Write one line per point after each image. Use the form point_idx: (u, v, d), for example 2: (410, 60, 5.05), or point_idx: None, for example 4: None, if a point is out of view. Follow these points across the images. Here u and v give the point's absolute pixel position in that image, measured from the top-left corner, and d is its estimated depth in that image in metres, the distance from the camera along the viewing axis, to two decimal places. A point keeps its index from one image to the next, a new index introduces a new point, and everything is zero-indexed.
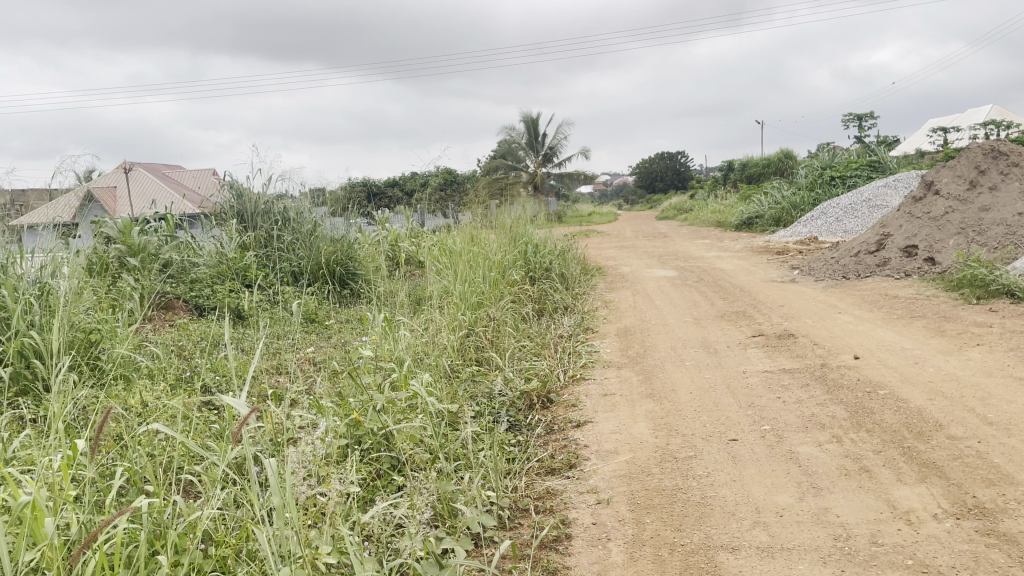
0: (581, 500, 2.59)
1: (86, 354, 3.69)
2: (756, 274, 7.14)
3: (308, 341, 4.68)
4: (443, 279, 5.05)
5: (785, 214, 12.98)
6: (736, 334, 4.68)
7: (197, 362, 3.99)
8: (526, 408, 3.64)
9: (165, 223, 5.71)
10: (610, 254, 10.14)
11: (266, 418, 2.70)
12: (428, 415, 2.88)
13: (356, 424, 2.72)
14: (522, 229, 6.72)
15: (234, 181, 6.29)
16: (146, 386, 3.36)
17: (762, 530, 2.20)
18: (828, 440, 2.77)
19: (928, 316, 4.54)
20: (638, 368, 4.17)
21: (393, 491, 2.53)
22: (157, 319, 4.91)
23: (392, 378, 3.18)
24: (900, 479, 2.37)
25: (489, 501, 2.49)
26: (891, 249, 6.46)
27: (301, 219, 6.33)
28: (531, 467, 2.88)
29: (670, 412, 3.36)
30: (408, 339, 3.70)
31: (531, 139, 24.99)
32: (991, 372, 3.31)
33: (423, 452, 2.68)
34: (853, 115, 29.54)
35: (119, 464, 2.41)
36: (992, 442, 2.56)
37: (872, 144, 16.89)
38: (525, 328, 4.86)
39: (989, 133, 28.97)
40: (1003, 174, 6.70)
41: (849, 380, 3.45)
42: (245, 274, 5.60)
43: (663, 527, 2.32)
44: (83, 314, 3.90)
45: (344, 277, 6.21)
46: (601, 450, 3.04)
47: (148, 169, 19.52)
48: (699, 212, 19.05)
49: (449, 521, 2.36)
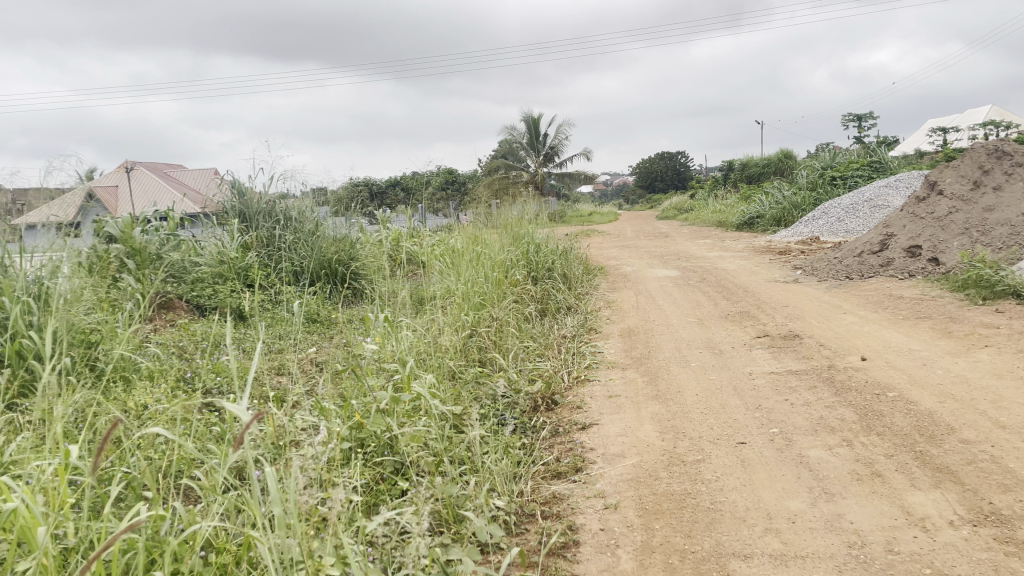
0: (588, 505, 2.55)
1: (86, 355, 3.65)
2: (759, 274, 7.11)
3: (309, 341, 4.65)
4: (445, 280, 5.01)
5: (786, 213, 12.96)
6: (741, 334, 4.65)
7: (197, 363, 3.95)
8: (531, 410, 3.60)
9: (165, 223, 5.68)
10: (612, 253, 10.10)
11: (268, 421, 2.66)
12: (432, 418, 2.83)
13: (359, 427, 2.67)
14: (525, 228, 6.68)
15: (234, 180, 6.24)
16: (146, 388, 3.31)
17: (774, 538, 2.16)
18: (838, 444, 2.73)
19: (935, 317, 4.50)
20: (643, 369, 4.14)
21: (397, 495, 2.48)
22: (158, 320, 4.85)
23: (395, 379, 3.13)
24: (913, 485, 2.34)
25: (495, 507, 2.45)
26: (894, 250, 6.43)
27: (303, 219, 6.30)
28: (537, 471, 2.85)
29: (677, 414, 3.32)
30: (412, 339, 3.66)
31: (532, 139, 24.97)
32: (1002, 374, 3.27)
33: (428, 455, 2.63)
34: (854, 116, 29.54)
35: (118, 469, 2.37)
36: (1007, 446, 2.52)
37: (872, 144, 16.86)
38: (528, 329, 4.82)
39: (990, 133, 28.94)
40: (1008, 173, 6.66)
41: (857, 382, 3.41)
42: (246, 274, 5.56)
43: (673, 533, 2.28)
44: (82, 314, 3.86)
45: (346, 277, 6.17)
46: (608, 453, 3.00)
47: (149, 168, 19.52)
48: (699, 212, 19.05)
49: (454, 527, 2.31)
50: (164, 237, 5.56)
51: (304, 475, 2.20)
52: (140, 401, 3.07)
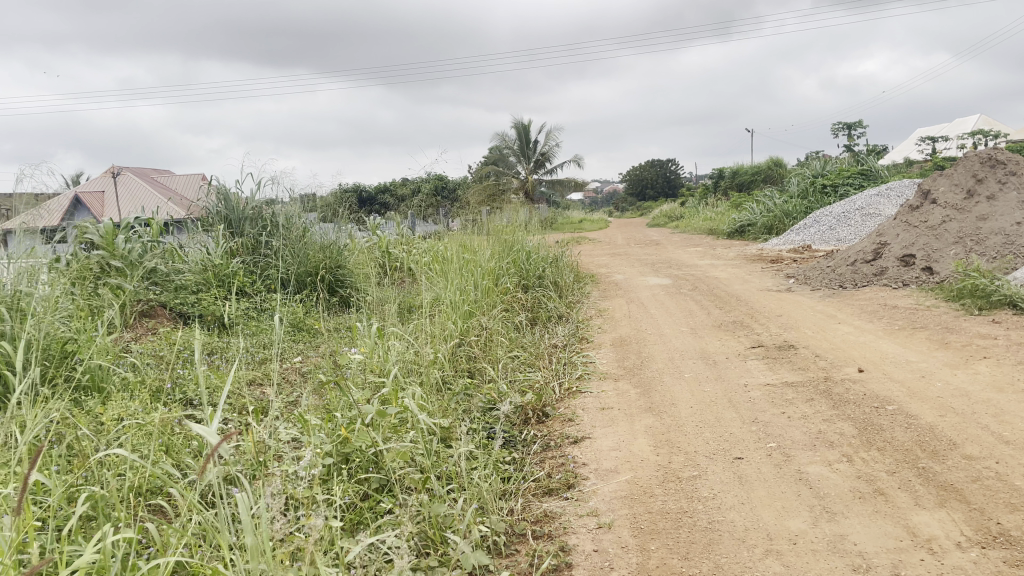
0: (581, 524, 2.45)
1: (60, 363, 3.50)
2: (751, 282, 7.06)
3: (295, 350, 4.56)
4: (434, 288, 4.90)
5: (778, 221, 12.95)
6: (735, 345, 4.58)
7: (177, 373, 3.83)
8: (521, 423, 3.50)
9: (149, 229, 5.57)
10: (602, 260, 10.06)
11: (248, 436, 2.57)
12: (419, 432, 2.72)
13: (344, 442, 2.56)
14: (516, 236, 6.60)
15: (221, 186, 6.13)
16: (124, 399, 3.20)
17: (776, 560, 2.07)
18: (838, 459, 2.65)
19: (931, 328, 4.45)
20: (636, 380, 4.04)
21: (381, 516, 2.37)
22: (138, 328, 4.69)
23: (382, 391, 3.01)
24: (917, 504, 2.26)
25: (483, 526, 2.34)
26: (888, 259, 6.40)
27: (289, 224, 6.19)
28: (527, 488, 2.74)
29: (672, 428, 3.23)
30: (398, 349, 3.57)
31: (523, 146, 24.80)
32: (1003, 387, 3.21)
33: (415, 472, 2.51)
34: (842, 124, 29.77)
35: (87, 489, 2.25)
36: (1011, 462, 2.45)
37: (862, 152, 16.91)
38: (519, 338, 4.74)
39: (978, 142, 29.19)
40: (1002, 182, 6.66)
41: (855, 395, 3.33)
42: (231, 281, 5.44)
43: (669, 554, 2.18)
44: (59, 322, 3.74)
45: (333, 285, 6.07)
46: (601, 469, 2.90)
47: (134, 172, 19.26)
48: (691, 219, 19.08)
49: (441, 548, 2.20)
50: (147, 244, 5.42)
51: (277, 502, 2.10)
52: (115, 413, 2.96)
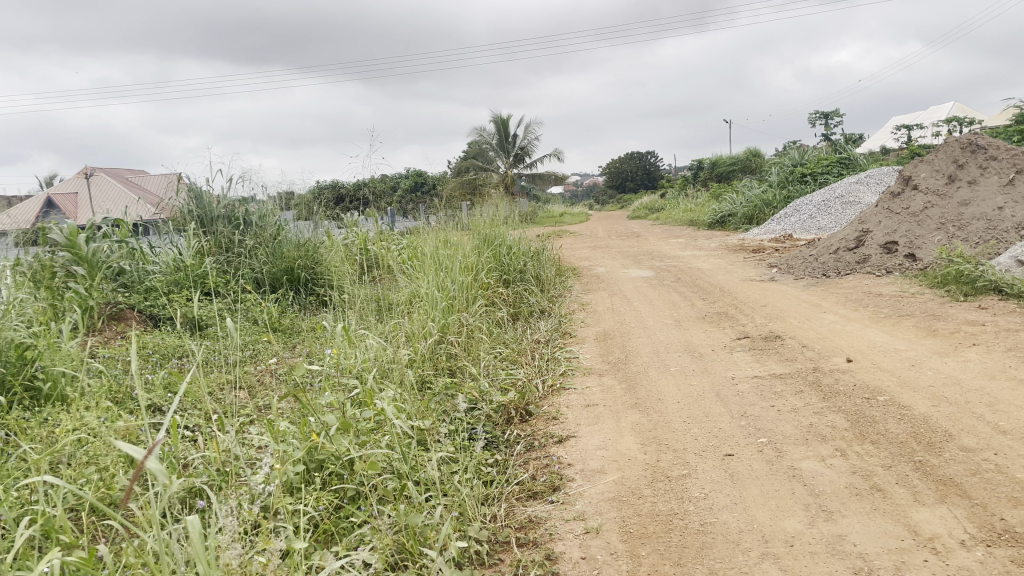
0: (568, 530, 2.33)
1: (17, 371, 3.29)
2: (734, 273, 7.00)
3: (270, 351, 4.38)
4: (413, 286, 4.74)
5: (758, 211, 13.00)
6: (721, 336, 4.48)
7: (144, 378, 3.64)
8: (503, 423, 3.37)
9: (117, 228, 5.32)
10: (584, 254, 10.00)
11: (213, 446, 2.41)
12: (395, 435, 2.58)
13: (316, 447, 2.40)
14: (497, 230, 6.47)
15: (193, 184, 5.90)
16: (85, 406, 3.01)
17: (773, 565, 1.96)
18: (832, 454, 2.56)
19: (918, 315, 4.39)
20: (621, 375, 3.94)
21: (353, 527, 2.22)
22: (107, 332, 4.48)
23: (356, 394, 2.87)
24: (917, 500, 2.17)
25: (464, 537, 2.21)
26: (870, 246, 6.37)
27: (263, 222, 5.99)
28: (511, 492, 2.61)
29: (658, 424, 3.12)
30: (375, 350, 3.41)
31: (502, 141, 24.60)
32: (995, 375, 3.15)
33: (390, 481, 2.36)
34: (819, 114, 29.97)
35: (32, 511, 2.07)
36: (1011, 454, 2.38)
37: (840, 139, 16.90)
38: (500, 334, 4.61)
39: (951, 130, 29.59)
40: (982, 167, 6.66)
41: (845, 386, 3.25)
42: (203, 282, 5.21)
43: (661, 561, 2.07)
44: (15, 327, 3.52)
45: (309, 282, 5.87)
46: (587, 470, 2.78)
47: (106, 172, 18.80)
48: (671, 211, 19.10)
49: (417, 559, 2.07)
50: (114, 244, 5.15)
51: (231, 527, 1.95)
52: (75, 424, 2.77)
